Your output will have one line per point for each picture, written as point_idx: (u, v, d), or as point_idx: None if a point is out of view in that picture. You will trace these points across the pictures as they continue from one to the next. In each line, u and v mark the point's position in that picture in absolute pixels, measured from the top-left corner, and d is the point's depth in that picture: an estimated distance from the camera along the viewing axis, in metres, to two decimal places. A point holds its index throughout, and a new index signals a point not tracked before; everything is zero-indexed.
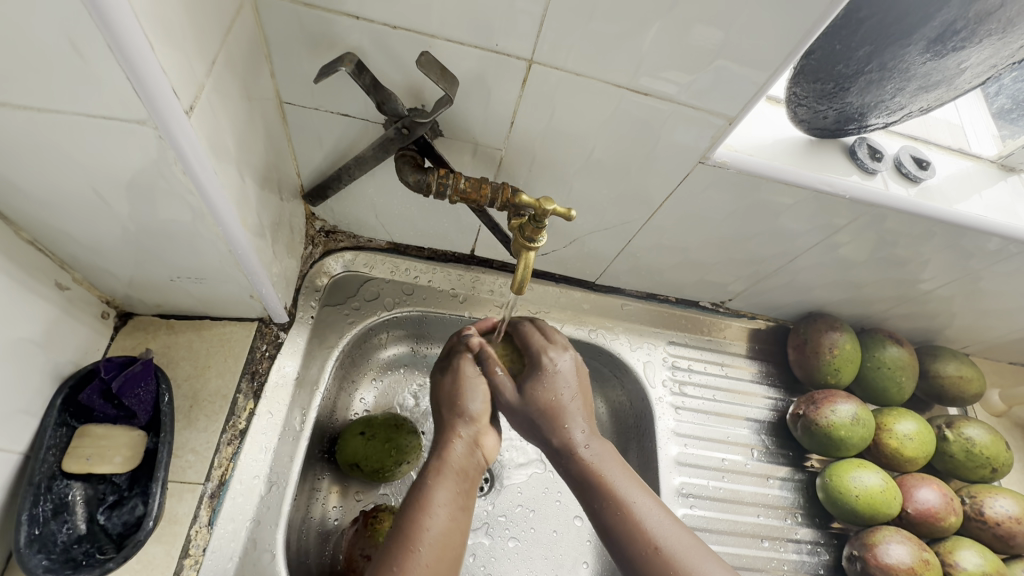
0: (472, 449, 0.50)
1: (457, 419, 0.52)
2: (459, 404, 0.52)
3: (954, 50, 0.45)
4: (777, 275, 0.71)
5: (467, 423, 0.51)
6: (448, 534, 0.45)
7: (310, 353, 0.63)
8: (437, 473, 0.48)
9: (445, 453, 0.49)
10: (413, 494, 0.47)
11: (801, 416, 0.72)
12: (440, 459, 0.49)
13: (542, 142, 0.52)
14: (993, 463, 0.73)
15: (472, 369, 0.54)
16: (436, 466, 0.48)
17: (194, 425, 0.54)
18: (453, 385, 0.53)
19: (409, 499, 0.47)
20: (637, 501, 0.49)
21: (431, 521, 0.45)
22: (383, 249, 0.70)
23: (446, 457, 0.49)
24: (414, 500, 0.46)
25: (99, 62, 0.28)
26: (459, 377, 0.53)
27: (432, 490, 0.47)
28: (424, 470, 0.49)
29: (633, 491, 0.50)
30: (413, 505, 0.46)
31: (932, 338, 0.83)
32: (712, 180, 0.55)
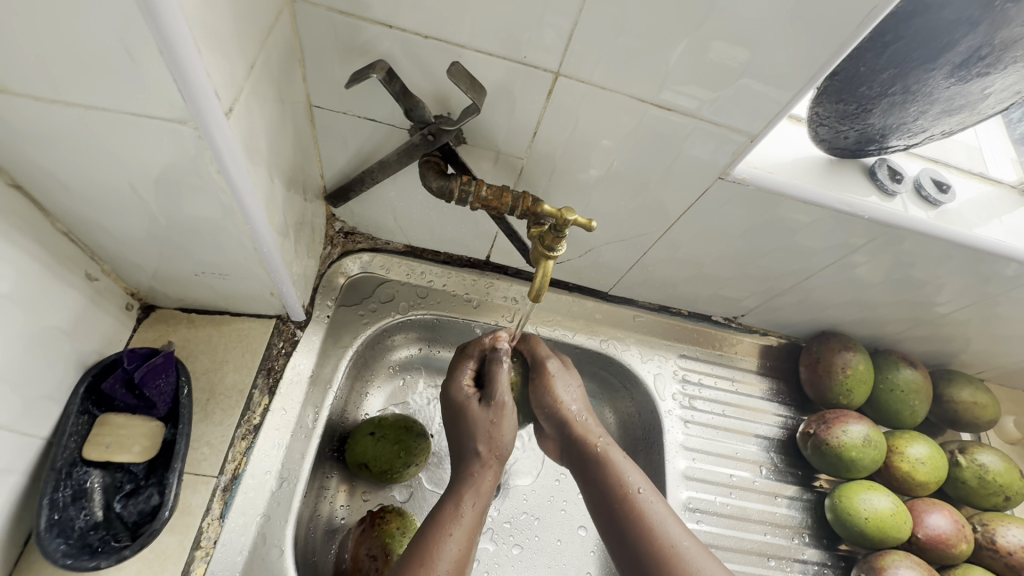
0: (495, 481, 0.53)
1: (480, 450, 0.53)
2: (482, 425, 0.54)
3: (979, 75, 0.45)
4: (791, 292, 0.71)
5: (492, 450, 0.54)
6: (463, 552, 0.47)
7: (325, 351, 0.64)
8: (461, 497, 0.51)
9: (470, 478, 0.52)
10: (435, 518, 0.49)
11: (812, 435, 0.72)
12: (467, 485, 0.52)
13: (564, 153, 0.53)
14: (1006, 492, 0.72)
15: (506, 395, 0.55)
16: (461, 491, 0.51)
17: (210, 418, 0.55)
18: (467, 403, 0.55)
19: (430, 522, 0.49)
20: (643, 503, 0.50)
21: (451, 546, 0.47)
22: (400, 253, 0.71)
23: (478, 487, 0.52)
24: (436, 524, 0.48)
25: (147, 63, 0.29)
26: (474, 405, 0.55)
27: (455, 513, 0.49)
28: (447, 493, 0.52)
29: (643, 493, 0.51)
30: (433, 528, 0.48)
31: (945, 362, 0.82)
32: (729, 196, 0.56)
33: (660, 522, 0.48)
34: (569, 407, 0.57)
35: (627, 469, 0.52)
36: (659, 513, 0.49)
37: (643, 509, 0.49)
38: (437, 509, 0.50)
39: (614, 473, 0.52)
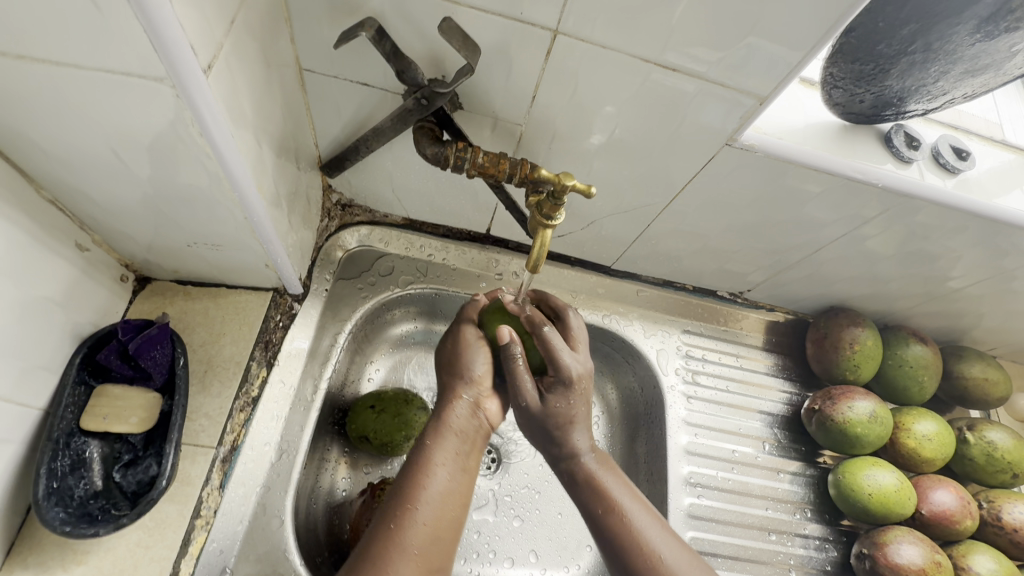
0: (473, 413, 0.52)
1: (458, 382, 0.53)
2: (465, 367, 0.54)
3: (1007, 31, 0.42)
4: (799, 266, 0.69)
5: (468, 385, 0.53)
6: (447, 493, 0.46)
7: (323, 325, 0.64)
8: (436, 435, 0.49)
9: (446, 417, 0.51)
10: (418, 451, 0.48)
11: (816, 411, 0.71)
12: (439, 423, 0.50)
13: (563, 119, 0.51)
14: (1015, 469, 0.71)
15: (472, 333, 0.56)
16: (437, 428, 0.50)
17: (208, 390, 0.55)
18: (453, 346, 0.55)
19: (410, 460, 0.48)
20: (632, 519, 0.51)
21: (430, 481, 0.46)
22: (398, 225, 0.70)
23: (444, 420, 0.50)
24: (416, 463, 0.47)
25: (115, 12, 0.28)
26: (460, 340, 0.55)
27: (431, 452, 0.48)
28: (423, 433, 0.50)
29: (631, 510, 0.51)
30: (413, 466, 0.47)
31: (957, 338, 0.80)
32: (738, 164, 0.53)
33: (650, 540, 0.49)
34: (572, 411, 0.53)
35: (617, 492, 0.52)
36: (657, 545, 0.49)
37: (630, 525, 0.50)
38: (413, 449, 0.49)
39: (603, 492, 0.52)
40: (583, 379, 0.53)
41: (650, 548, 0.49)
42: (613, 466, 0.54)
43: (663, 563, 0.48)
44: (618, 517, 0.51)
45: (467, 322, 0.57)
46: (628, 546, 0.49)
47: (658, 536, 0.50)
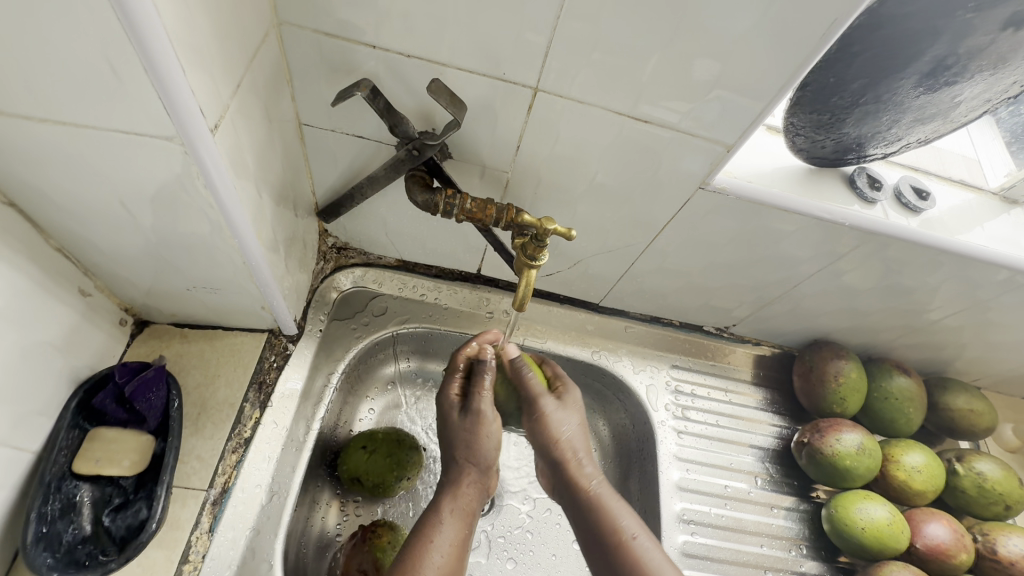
0: (480, 492, 0.54)
1: (469, 462, 0.54)
2: (476, 452, 0.53)
3: (947, 84, 0.46)
4: (780, 301, 0.71)
5: (479, 468, 0.54)
6: (451, 573, 0.47)
7: (317, 365, 0.65)
8: (447, 514, 0.50)
9: (457, 492, 0.52)
10: (424, 524, 0.50)
11: (806, 444, 0.72)
12: (450, 498, 0.52)
13: (546, 166, 0.54)
14: (1006, 500, 0.71)
15: (489, 413, 0.54)
16: (447, 505, 0.51)
17: (201, 432, 0.55)
18: (467, 428, 0.54)
19: (418, 532, 0.49)
20: (640, 549, 0.49)
21: (437, 557, 0.47)
22: (391, 267, 0.73)
23: (456, 496, 0.52)
24: (424, 534, 0.49)
25: (133, 81, 0.31)
26: (473, 420, 0.54)
27: (439, 529, 0.49)
28: (435, 506, 0.51)
29: (639, 538, 0.50)
30: (420, 541, 0.48)
31: (940, 369, 0.82)
32: (712, 206, 0.57)
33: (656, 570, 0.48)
34: (563, 432, 0.56)
35: (622, 515, 0.52)
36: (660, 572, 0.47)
37: (638, 555, 0.49)
38: (422, 521, 0.50)
39: (609, 517, 0.51)
40: (570, 403, 0.58)
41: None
42: (615, 492, 0.54)
43: None
44: (625, 539, 0.50)
45: (479, 401, 0.54)
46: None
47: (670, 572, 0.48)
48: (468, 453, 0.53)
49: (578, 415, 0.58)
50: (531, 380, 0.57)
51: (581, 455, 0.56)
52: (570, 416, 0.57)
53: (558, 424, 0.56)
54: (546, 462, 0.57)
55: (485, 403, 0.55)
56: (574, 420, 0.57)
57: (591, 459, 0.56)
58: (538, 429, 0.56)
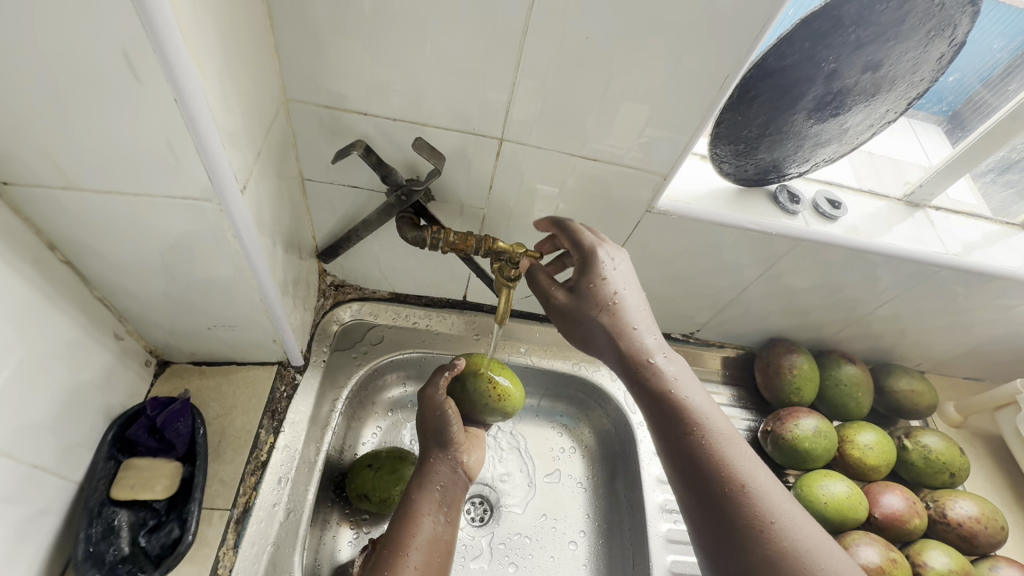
0: (454, 468, 0.63)
1: (434, 446, 0.64)
2: (439, 429, 0.63)
3: (832, 115, 0.57)
4: (733, 305, 0.81)
5: (444, 447, 0.63)
6: (433, 542, 0.56)
7: (323, 392, 0.71)
8: (419, 491, 0.60)
9: (428, 473, 0.62)
10: (405, 504, 0.59)
11: (770, 432, 0.80)
12: (423, 477, 0.62)
13: (516, 201, 0.63)
14: (950, 468, 0.79)
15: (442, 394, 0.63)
16: (418, 485, 0.61)
17: (223, 457, 0.61)
18: (427, 416, 0.64)
19: (399, 513, 0.58)
20: (715, 438, 0.52)
21: (418, 531, 0.56)
22: (385, 299, 0.81)
23: (427, 476, 0.62)
24: (406, 513, 0.58)
25: (183, 157, 0.39)
26: (432, 408, 0.63)
27: (416, 506, 0.59)
28: (410, 488, 0.61)
29: (709, 420, 0.53)
30: (403, 518, 0.58)
31: (885, 357, 0.91)
32: (661, 226, 0.66)
33: (737, 461, 0.51)
34: (613, 296, 0.57)
35: (688, 389, 0.56)
36: (725, 433, 0.53)
37: (709, 444, 0.52)
38: (403, 501, 0.60)
39: (678, 400, 0.54)
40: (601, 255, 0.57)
41: (738, 474, 0.50)
42: (677, 360, 0.57)
43: (750, 485, 0.50)
44: (694, 427, 0.53)
45: (433, 390, 0.63)
46: (713, 471, 0.51)
47: (748, 461, 0.51)
48: (434, 435, 0.63)
49: (629, 270, 0.58)
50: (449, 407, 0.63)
51: (637, 321, 0.57)
52: (616, 260, 0.58)
53: (596, 284, 0.57)
54: (600, 334, 0.58)
55: (439, 390, 0.63)
56: (624, 276, 0.58)
57: (651, 330, 0.58)
58: (577, 317, 0.58)
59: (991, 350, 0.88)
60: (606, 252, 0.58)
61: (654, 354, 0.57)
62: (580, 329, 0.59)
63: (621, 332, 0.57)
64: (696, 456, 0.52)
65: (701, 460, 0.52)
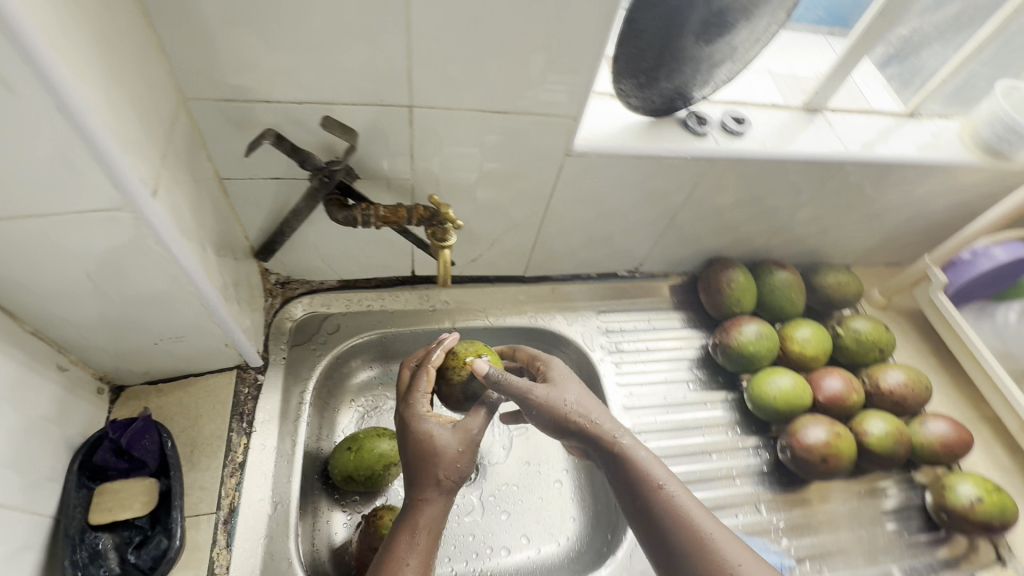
0: (445, 503, 0.57)
1: (428, 478, 0.56)
2: (435, 455, 0.56)
3: (719, 36, 0.60)
4: (668, 233, 0.85)
5: (439, 482, 0.56)
6: None
7: (289, 387, 0.72)
8: (410, 531, 0.54)
9: (419, 511, 0.55)
10: (390, 545, 0.54)
11: (719, 344, 0.86)
12: (414, 516, 0.55)
13: (440, 167, 0.65)
14: (880, 345, 0.87)
15: (422, 407, 0.60)
16: (410, 522, 0.55)
17: (198, 465, 0.62)
18: (421, 441, 0.57)
19: (383, 556, 0.53)
20: (677, 501, 0.54)
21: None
22: (335, 288, 0.82)
23: (417, 514, 0.55)
24: (391, 559, 0.53)
25: (83, 168, 0.39)
26: (422, 428, 0.58)
27: (402, 551, 0.53)
28: (397, 530, 0.55)
29: (667, 481, 0.55)
30: (386, 565, 0.52)
31: (813, 258, 0.98)
32: (583, 168, 0.69)
33: (694, 516, 0.53)
34: (569, 407, 0.59)
35: (655, 469, 0.56)
36: (690, 508, 0.54)
37: (673, 504, 0.54)
38: (388, 542, 0.54)
39: (641, 469, 0.56)
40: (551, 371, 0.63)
41: (699, 526, 0.53)
42: (637, 439, 0.59)
43: (711, 539, 0.52)
44: (656, 488, 0.55)
45: (415, 408, 0.60)
46: (677, 530, 0.53)
47: (706, 518, 0.53)
48: (430, 463, 0.56)
49: (571, 378, 0.62)
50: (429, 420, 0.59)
51: (603, 420, 0.59)
52: (568, 395, 0.60)
53: (553, 396, 0.59)
54: (550, 427, 0.60)
55: (419, 403, 0.60)
56: (568, 387, 0.61)
57: (608, 416, 0.59)
58: (535, 412, 0.59)
59: (903, 235, 0.96)
60: (556, 381, 0.61)
61: (618, 434, 0.58)
62: (546, 427, 0.60)
63: (575, 414, 0.58)
64: (661, 519, 0.53)
65: (666, 521, 0.53)
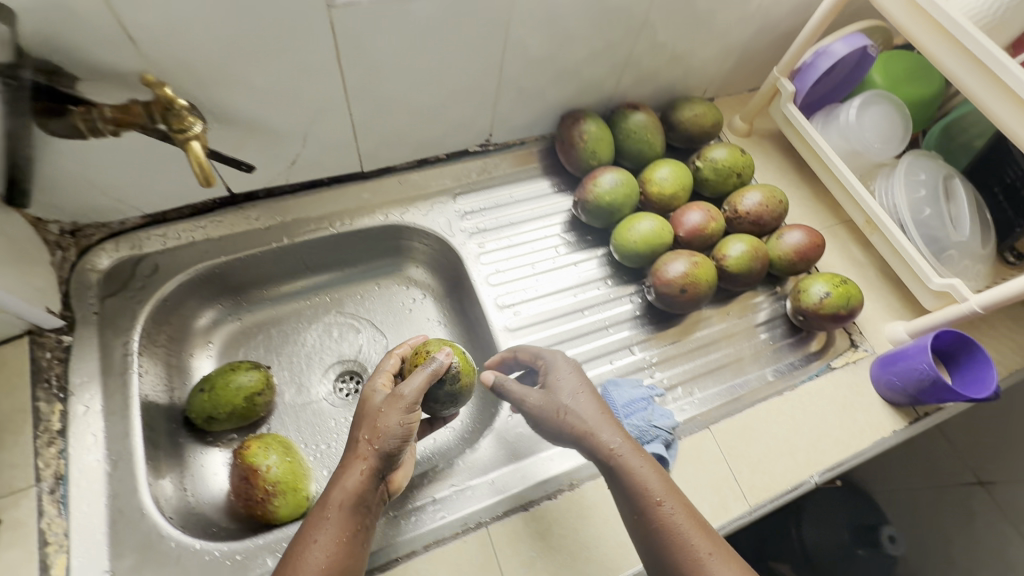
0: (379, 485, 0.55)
1: (365, 445, 0.54)
2: (379, 425, 0.55)
3: None
4: (503, 93, 0.78)
5: (373, 456, 0.54)
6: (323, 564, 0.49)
7: (107, 343, 0.65)
8: (329, 506, 0.52)
9: (346, 480, 0.53)
10: (307, 523, 0.51)
11: (579, 201, 0.83)
12: (337, 486, 0.53)
13: (179, 47, 0.54)
14: (738, 171, 0.85)
15: (381, 393, 0.58)
16: (330, 497, 0.52)
17: (2, 444, 0.56)
18: (369, 411, 0.56)
19: (300, 533, 0.51)
20: (667, 514, 0.52)
21: (312, 552, 0.49)
22: (142, 226, 0.72)
23: (342, 485, 0.53)
24: (301, 536, 0.50)
25: None
26: (374, 402, 0.57)
27: (317, 525, 0.51)
28: (319, 503, 0.53)
29: (662, 497, 0.53)
30: (299, 543, 0.50)
31: (672, 95, 0.94)
32: (360, 22, 0.59)
33: (681, 530, 0.51)
34: (578, 420, 0.58)
35: (650, 480, 0.54)
36: (685, 526, 0.51)
37: (666, 515, 0.52)
38: (309, 516, 0.52)
39: (638, 481, 0.54)
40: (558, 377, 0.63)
41: (686, 540, 0.50)
42: (645, 457, 0.56)
43: (696, 552, 0.49)
44: (651, 507, 0.52)
45: (375, 391, 0.59)
46: (664, 541, 0.51)
47: (696, 533, 0.50)
48: (367, 425, 0.55)
49: (592, 395, 0.61)
50: (375, 396, 0.58)
51: (613, 440, 0.56)
52: (576, 392, 0.61)
53: (553, 399, 0.61)
54: (555, 433, 0.60)
55: (409, 386, 0.57)
56: (563, 392, 0.61)
57: (615, 432, 0.57)
58: (541, 421, 0.61)
59: (757, 52, 0.92)
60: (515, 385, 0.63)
61: (620, 451, 0.56)
62: (555, 437, 0.61)
63: (578, 426, 0.58)
64: (653, 530, 0.52)
65: (657, 534, 0.51)
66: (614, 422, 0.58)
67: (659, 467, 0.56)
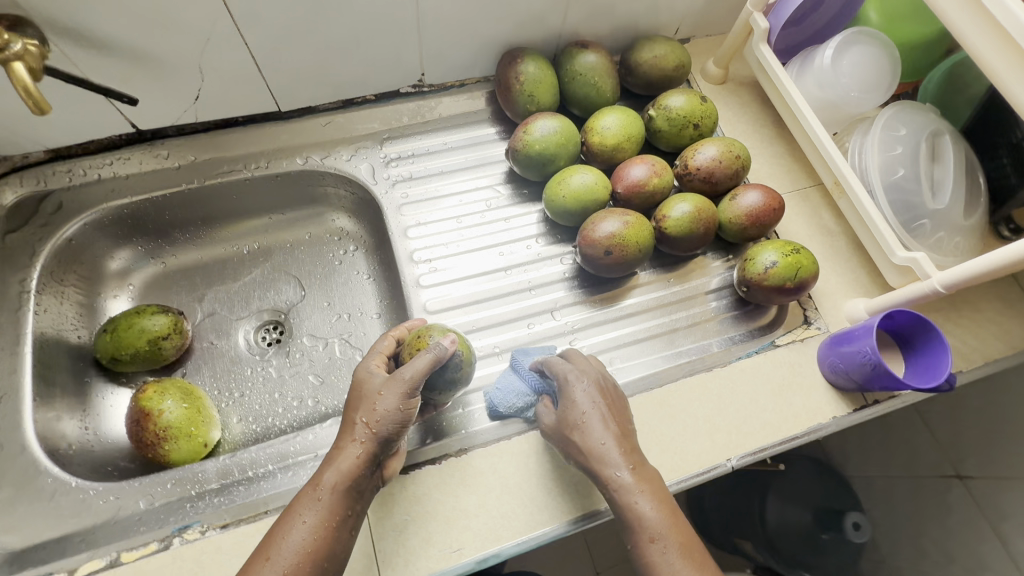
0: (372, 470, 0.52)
1: (359, 430, 0.52)
2: (372, 407, 0.52)
3: None
4: (426, 24, 0.70)
5: (364, 439, 0.51)
6: (305, 548, 0.46)
7: (4, 278, 0.64)
8: (316, 487, 0.49)
9: (338, 458, 0.51)
10: (292, 501, 0.49)
11: (511, 150, 0.76)
12: (327, 465, 0.51)
13: None
14: (696, 122, 0.76)
15: (379, 374, 0.55)
16: (319, 475, 0.50)
17: None
18: (365, 393, 0.54)
19: (286, 511, 0.49)
20: (656, 556, 0.48)
21: (290, 536, 0.46)
22: (47, 161, 0.70)
23: (332, 465, 0.50)
24: (287, 514, 0.48)
25: None
26: (367, 384, 0.54)
27: (300, 505, 0.48)
28: (308, 482, 0.50)
29: (659, 533, 0.49)
30: (280, 521, 0.48)
31: (635, 33, 0.83)
32: None
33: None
34: (590, 438, 0.53)
35: (648, 515, 0.50)
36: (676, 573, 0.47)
37: (660, 557, 0.48)
38: (298, 493, 0.50)
39: (636, 514, 0.50)
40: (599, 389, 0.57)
41: None
42: (653, 485, 0.52)
43: None
44: (644, 542, 0.49)
45: (369, 371, 0.56)
46: None
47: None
48: (362, 407, 0.53)
49: (610, 416, 0.55)
50: (373, 377, 0.55)
51: (614, 459, 0.52)
52: (585, 401, 0.55)
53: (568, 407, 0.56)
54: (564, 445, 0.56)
55: (406, 367, 0.53)
56: (584, 402, 0.55)
57: (626, 463, 0.52)
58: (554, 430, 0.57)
59: None
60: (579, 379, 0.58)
61: (621, 475, 0.51)
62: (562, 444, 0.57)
63: (586, 444, 0.53)
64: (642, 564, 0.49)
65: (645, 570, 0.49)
66: (625, 436, 0.54)
67: (664, 498, 0.51)
